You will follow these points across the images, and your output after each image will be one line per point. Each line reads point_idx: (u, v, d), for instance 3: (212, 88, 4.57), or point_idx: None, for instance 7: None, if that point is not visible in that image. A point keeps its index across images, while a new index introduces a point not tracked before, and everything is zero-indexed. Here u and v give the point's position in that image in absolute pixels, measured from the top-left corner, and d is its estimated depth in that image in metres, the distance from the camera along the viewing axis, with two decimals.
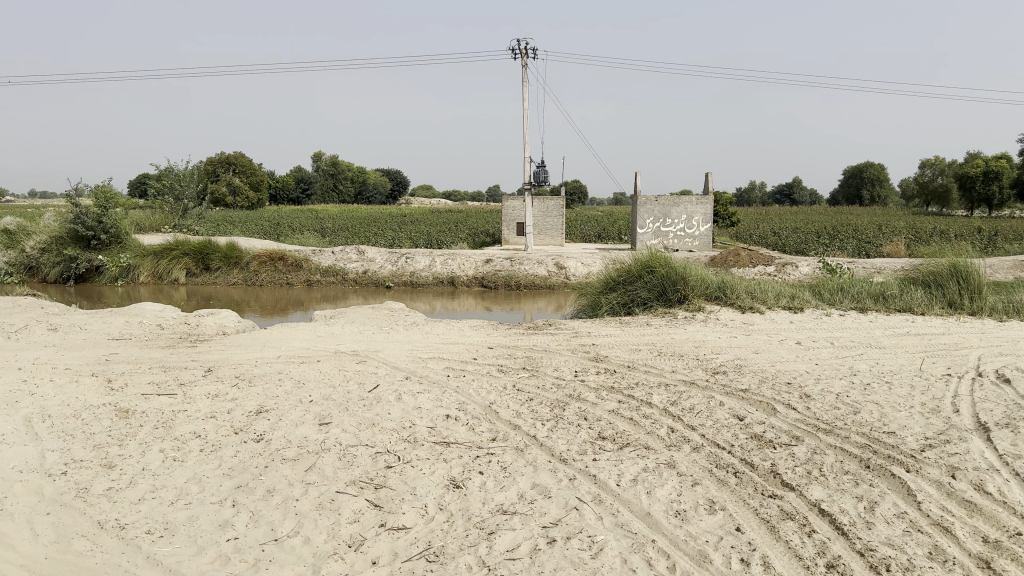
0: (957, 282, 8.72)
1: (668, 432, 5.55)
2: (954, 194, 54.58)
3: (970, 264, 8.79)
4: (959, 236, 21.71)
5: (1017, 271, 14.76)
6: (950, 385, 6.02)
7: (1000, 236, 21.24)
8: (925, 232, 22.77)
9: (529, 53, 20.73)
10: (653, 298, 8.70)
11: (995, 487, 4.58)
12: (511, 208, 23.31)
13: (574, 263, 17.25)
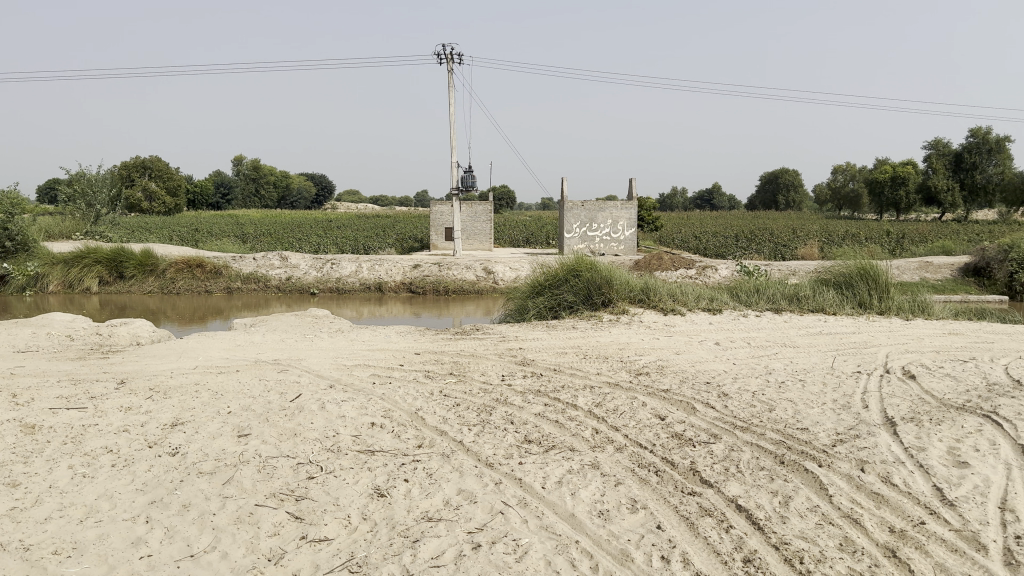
0: (865, 282, 9.10)
1: (592, 433, 5.60)
2: (865, 199, 57.12)
3: (878, 266, 9.18)
4: (867, 238, 22.75)
5: (922, 272, 15.48)
6: (860, 381, 6.26)
7: (907, 239, 22.28)
8: (837, 235, 23.73)
9: (455, 57, 20.80)
10: (579, 301, 8.79)
11: (901, 479, 4.77)
12: (439, 213, 23.22)
13: (503, 267, 17.33)
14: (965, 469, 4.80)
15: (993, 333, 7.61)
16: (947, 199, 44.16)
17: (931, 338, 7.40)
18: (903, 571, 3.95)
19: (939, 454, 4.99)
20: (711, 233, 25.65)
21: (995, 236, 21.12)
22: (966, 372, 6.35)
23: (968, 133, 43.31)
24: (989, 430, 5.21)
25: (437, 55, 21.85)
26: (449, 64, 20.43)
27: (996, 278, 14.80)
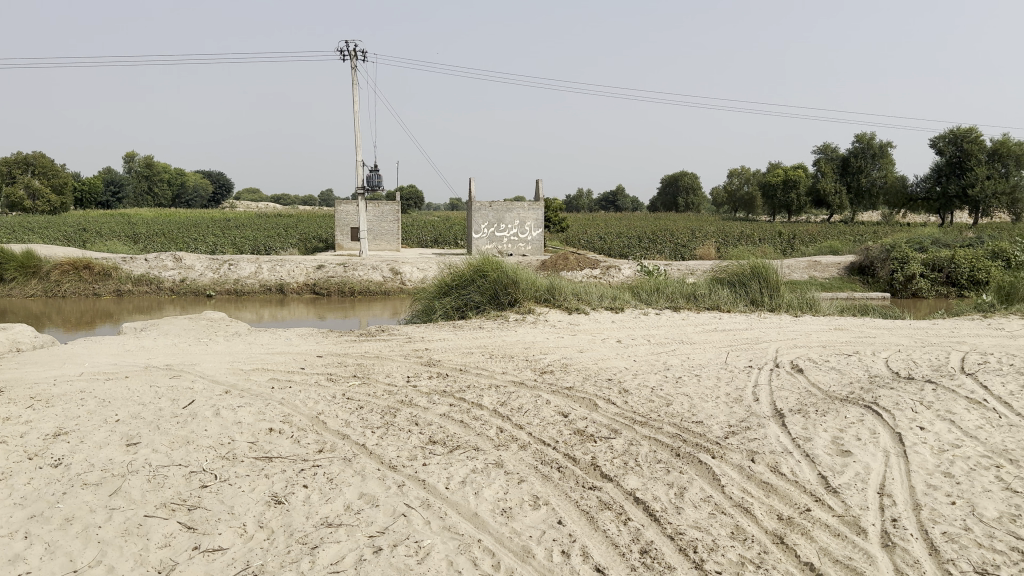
0: (757, 281, 9.48)
1: (496, 432, 5.62)
2: (759, 202, 59.74)
3: (769, 265, 9.59)
4: (762, 239, 23.74)
5: (811, 270, 16.28)
6: (752, 375, 6.52)
7: (797, 239, 23.40)
8: (733, 236, 24.69)
9: (359, 54, 20.55)
10: (486, 301, 8.83)
11: (788, 468, 4.99)
12: (344, 212, 22.87)
13: (410, 268, 17.23)
14: (847, 457, 5.05)
15: (874, 328, 8.06)
16: (835, 202, 46.58)
17: (817, 334, 7.78)
18: (790, 557, 4.13)
19: (823, 443, 5.24)
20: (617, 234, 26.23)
21: (876, 237, 22.44)
22: (849, 365, 6.71)
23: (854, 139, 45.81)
24: (869, 419, 5.51)
25: (339, 52, 21.53)
26: (354, 61, 20.14)
27: (878, 276, 15.70)
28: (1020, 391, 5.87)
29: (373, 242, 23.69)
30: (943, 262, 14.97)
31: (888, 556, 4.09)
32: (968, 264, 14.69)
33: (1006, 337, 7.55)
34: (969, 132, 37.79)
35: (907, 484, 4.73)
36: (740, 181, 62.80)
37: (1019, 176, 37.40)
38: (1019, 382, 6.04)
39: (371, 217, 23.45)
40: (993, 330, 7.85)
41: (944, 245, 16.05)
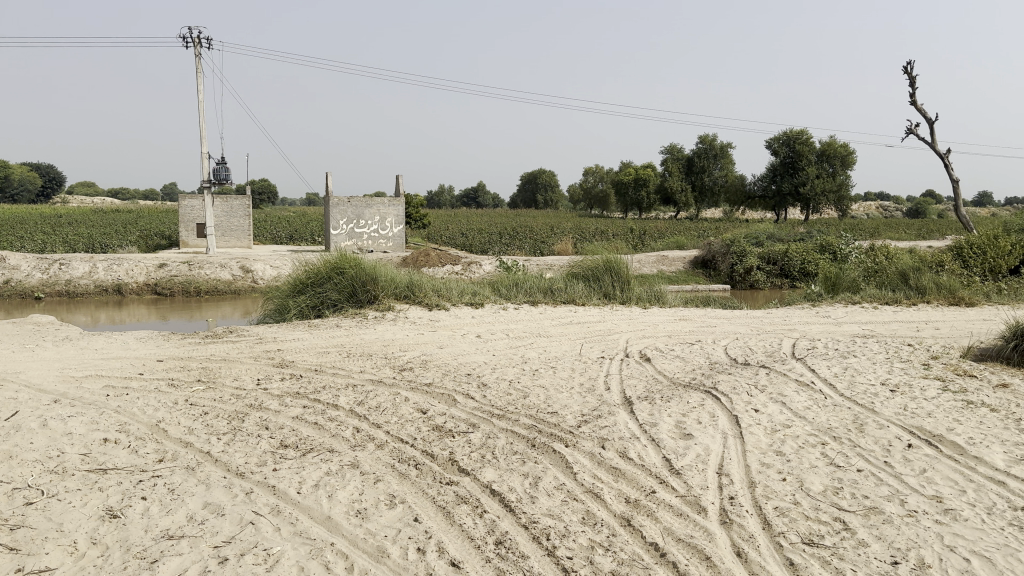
0: (609, 275, 9.85)
1: (352, 432, 5.52)
2: (611, 201, 62.33)
3: (620, 259, 9.99)
4: (614, 235, 24.65)
5: (659, 265, 17.11)
6: (605, 365, 6.76)
7: (647, 235, 24.53)
8: (588, 231, 25.54)
9: (204, 41, 19.56)
10: (343, 299, 8.67)
11: (636, 452, 5.21)
12: (188, 207, 21.77)
13: (263, 266, 16.68)
14: (690, 440, 5.34)
15: (716, 318, 8.57)
16: (682, 199, 48.89)
17: (665, 324, 8.18)
18: (637, 538, 4.31)
19: (668, 428, 5.51)
20: (475, 231, 26.26)
21: (714, 233, 23.71)
22: (693, 353, 7.10)
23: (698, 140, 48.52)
24: (710, 404, 5.85)
25: (183, 38, 20.41)
26: (197, 49, 19.19)
27: (718, 269, 16.73)
28: (841, 373, 6.42)
29: (222, 239, 22.72)
30: (776, 256, 16.00)
31: (725, 532, 4.36)
32: (800, 257, 15.83)
33: (831, 324, 8.23)
34: (800, 134, 40.76)
35: (743, 464, 5.05)
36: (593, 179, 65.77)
37: (842, 176, 41.00)
38: (841, 365, 6.60)
39: (218, 213, 22.47)
40: (819, 318, 8.54)
41: (778, 239, 17.27)
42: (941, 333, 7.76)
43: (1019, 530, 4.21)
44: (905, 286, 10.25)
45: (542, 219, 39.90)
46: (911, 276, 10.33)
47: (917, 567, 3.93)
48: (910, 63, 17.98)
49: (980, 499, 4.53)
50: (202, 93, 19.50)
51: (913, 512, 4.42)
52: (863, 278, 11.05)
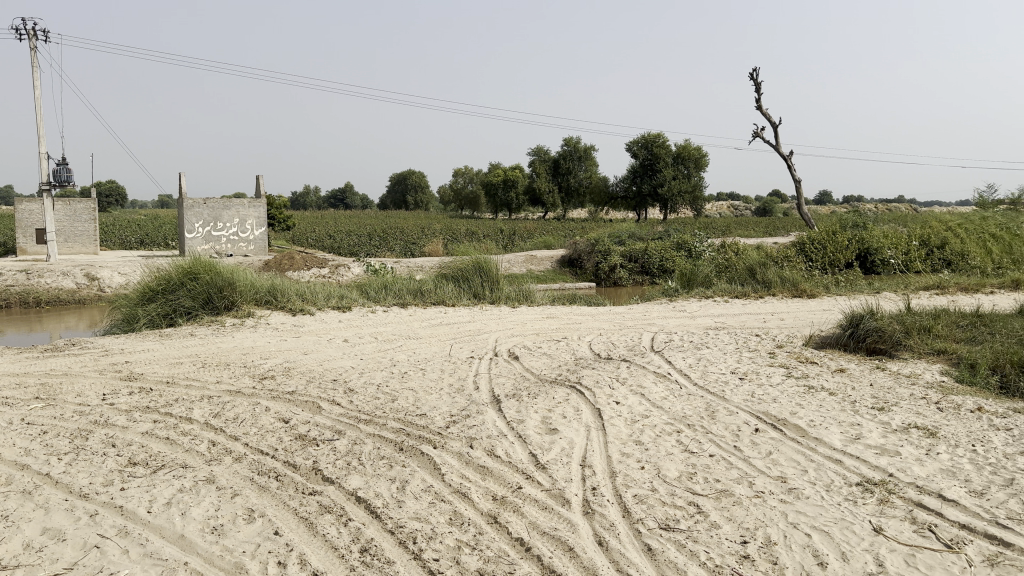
0: (479, 275, 9.96)
1: (208, 446, 5.29)
2: (480, 203, 63.41)
3: (489, 259, 10.11)
4: (484, 236, 24.88)
5: (528, 264, 17.50)
6: (474, 365, 6.81)
7: (516, 235, 24.95)
8: (459, 232, 25.70)
9: (41, 34, 18.18)
10: (198, 306, 8.33)
11: (503, 450, 5.26)
12: (25, 212, 20.29)
13: (109, 273, 15.75)
14: (555, 434, 5.45)
15: (581, 314, 8.81)
16: (550, 201, 50.14)
17: (532, 322, 8.34)
18: (502, 535, 4.35)
19: (534, 424, 5.60)
20: (342, 233, 25.86)
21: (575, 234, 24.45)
22: (559, 349, 7.27)
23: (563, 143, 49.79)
24: (575, 398, 6.00)
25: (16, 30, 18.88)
26: (33, 41, 17.80)
27: (585, 268, 17.27)
28: (697, 364, 6.75)
29: (64, 246, 21.26)
30: (638, 253, 16.53)
31: (588, 522, 4.47)
32: (659, 254, 16.37)
33: (688, 318, 8.65)
34: (656, 138, 42.54)
35: (605, 455, 5.20)
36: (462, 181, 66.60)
37: (696, 177, 43.24)
38: (696, 357, 6.95)
39: (60, 218, 21.03)
40: (675, 312, 8.96)
41: (639, 238, 17.85)
42: (785, 323, 8.32)
43: (853, 503, 4.56)
44: (753, 280, 10.92)
45: (412, 220, 39.71)
46: (758, 271, 11.01)
47: (764, 544, 4.18)
48: (754, 71, 19.18)
49: (819, 476, 4.87)
50: (39, 89, 18.14)
51: (760, 493, 4.70)
52: (716, 272, 11.62)
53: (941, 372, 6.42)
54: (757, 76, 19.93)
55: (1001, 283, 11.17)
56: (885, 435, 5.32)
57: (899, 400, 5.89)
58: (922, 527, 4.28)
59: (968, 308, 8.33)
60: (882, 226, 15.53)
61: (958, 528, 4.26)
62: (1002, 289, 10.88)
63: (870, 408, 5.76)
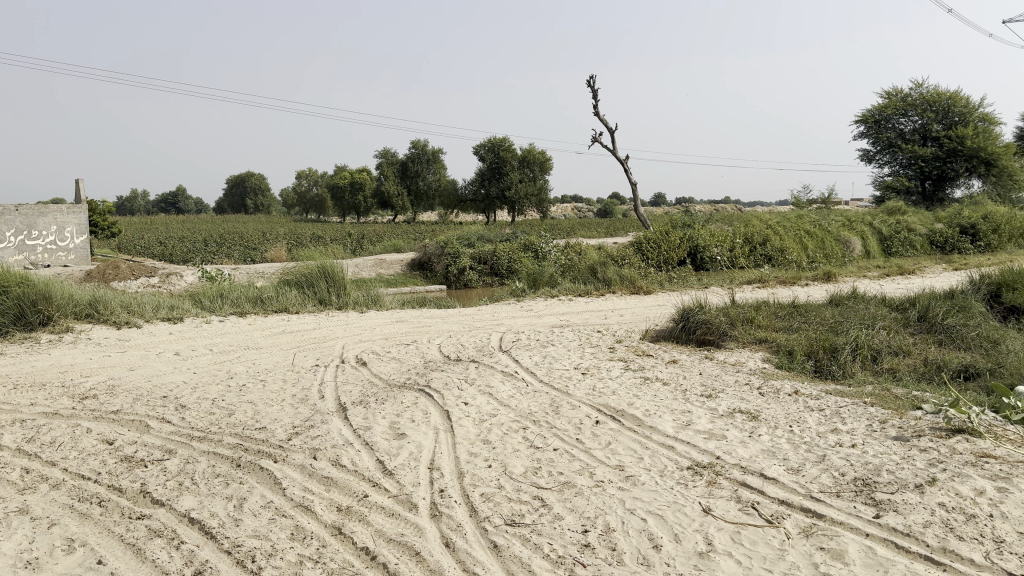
0: (325, 281, 9.80)
1: (21, 475, 4.87)
2: (328, 206, 63.11)
3: (336, 264, 9.97)
4: (332, 239, 24.41)
5: (376, 268, 17.42)
6: (318, 374, 6.69)
7: (366, 238, 24.64)
8: (304, 236, 25.05)
9: None
10: (9, 323, 7.65)
11: (348, 458, 5.15)
12: None
13: None
14: (402, 439, 5.41)
15: (429, 317, 8.86)
16: (400, 203, 49.81)
17: (381, 327, 8.30)
18: (347, 546, 4.25)
19: (381, 430, 5.55)
20: (174, 239, 24.53)
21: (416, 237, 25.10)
22: (407, 353, 7.26)
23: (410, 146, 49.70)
24: (422, 402, 6.01)
25: None
26: None
27: (434, 270, 17.33)
28: (542, 361, 6.93)
29: None
30: (487, 255, 16.75)
31: (434, 526, 4.46)
32: (507, 256, 16.61)
33: (534, 317, 8.87)
34: (502, 143, 43.32)
35: (453, 456, 5.22)
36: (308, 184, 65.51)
37: (542, 180, 44.44)
38: (542, 354, 7.13)
39: None
40: (522, 311, 9.18)
41: (488, 239, 18.08)
42: (624, 319, 8.73)
43: (685, 487, 4.84)
44: (595, 278, 11.39)
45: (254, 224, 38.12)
46: (599, 270, 11.48)
47: (604, 532, 4.34)
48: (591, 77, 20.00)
49: (655, 463, 5.13)
50: None
51: (601, 482, 4.88)
52: (560, 272, 11.96)
53: (763, 359, 6.96)
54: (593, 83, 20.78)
55: (813, 275, 12.23)
56: (714, 420, 5.68)
57: (726, 387, 6.31)
58: (746, 505, 4.60)
59: (785, 300, 9.08)
60: (710, 224, 16.57)
61: (778, 504, 4.61)
62: (814, 281, 11.91)
63: (700, 396, 6.13)
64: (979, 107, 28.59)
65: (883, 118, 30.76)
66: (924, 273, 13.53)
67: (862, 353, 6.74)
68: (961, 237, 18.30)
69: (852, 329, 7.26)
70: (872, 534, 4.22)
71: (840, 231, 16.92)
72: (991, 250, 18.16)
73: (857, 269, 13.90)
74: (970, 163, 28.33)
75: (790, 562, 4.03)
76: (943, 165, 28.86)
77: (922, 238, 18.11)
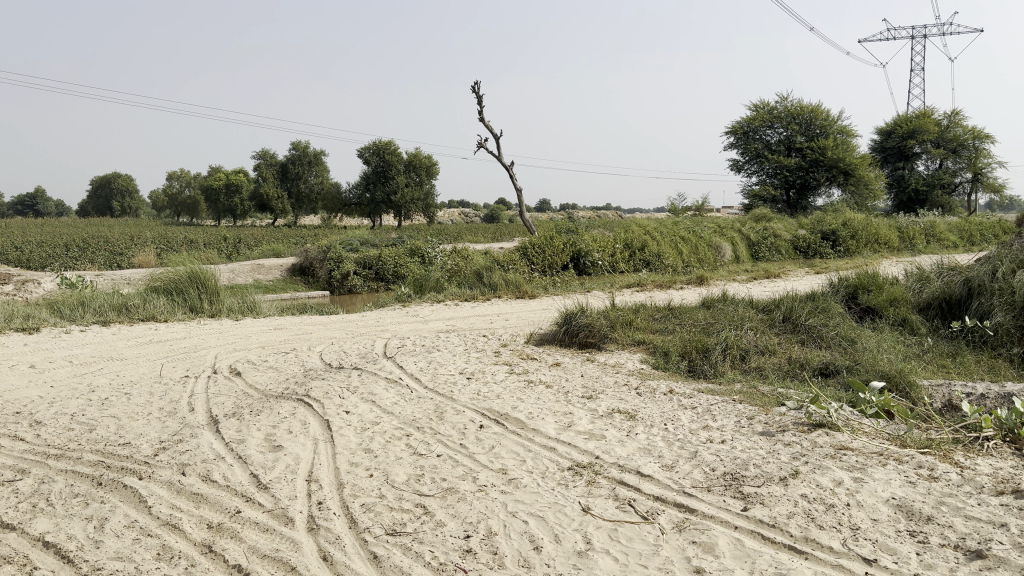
0: (196, 287, 9.48)
1: None
2: (202, 205, 61.71)
3: (207, 270, 9.66)
4: (207, 244, 23.50)
5: (253, 274, 16.86)
6: (188, 385, 6.43)
7: (243, 243, 23.83)
8: (176, 241, 23.95)
9: None
10: None
11: (219, 473, 4.95)
12: None
13: None
14: (278, 451, 5.25)
15: (309, 324, 8.70)
16: (278, 207, 48.34)
17: (257, 336, 8.08)
18: (218, 564, 4.04)
19: (256, 443, 5.36)
20: (30, 244, 22.93)
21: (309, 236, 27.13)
22: (284, 362, 7.09)
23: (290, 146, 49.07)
24: (300, 412, 5.86)
25: None
26: None
27: (317, 276, 17.04)
28: (426, 367, 6.91)
29: None
30: (371, 260, 16.51)
31: (312, 538, 4.30)
32: (392, 260, 16.39)
33: (419, 322, 8.84)
34: (388, 144, 43.16)
35: (333, 466, 5.09)
36: (181, 186, 63.14)
37: (428, 185, 44.50)
38: (427, 360, 7.11)
39: None
40: (408, 317, 9.13)
41: (372, 244, 17.82)
42: (509, 323, 8.82)
43: (565, 487, 4.91)
44: (480, 284, 11.46)
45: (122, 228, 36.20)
46: (485, 275, 11.57)
47: (486, 536, 4.31)
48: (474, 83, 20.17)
49: (536, 465, 5.19)
50: None
51: (483, 487, 4.87)
52: (447, 277, 11.92)
53: (642, 360, 7.18)
54: (478, 89, 21.03)
55: (687, 279, 12.71)
56: (593, 421, 5.80)
57: (606, 388, 6.46)
58: (623, 503, 4.71)
59: (662, 303, 9.42)
60: (593, 229, 16.95)
61: (653, 500, 4.74)
62: (688, 285, 12.38)
63: (580, 398, 6.26)
64: (837, 120, 30.64)
65: (750, 129, 32.57)
66: (787, 277, 14.36)
67: (732, 352, 7.07)
68: (822, 243, 19.52)
69: (724, 329, 7.61)
70: (741, 527, 4.40)
71: (712, 237, 17.71)
72: (849, 255, 19.46)
73: (727, 273, 14.57)
74: (830, 173, 30.29)
75: (665, 556, 4.14)
76: (805, 175, 30.65)
77: (787, 244, 19.16)
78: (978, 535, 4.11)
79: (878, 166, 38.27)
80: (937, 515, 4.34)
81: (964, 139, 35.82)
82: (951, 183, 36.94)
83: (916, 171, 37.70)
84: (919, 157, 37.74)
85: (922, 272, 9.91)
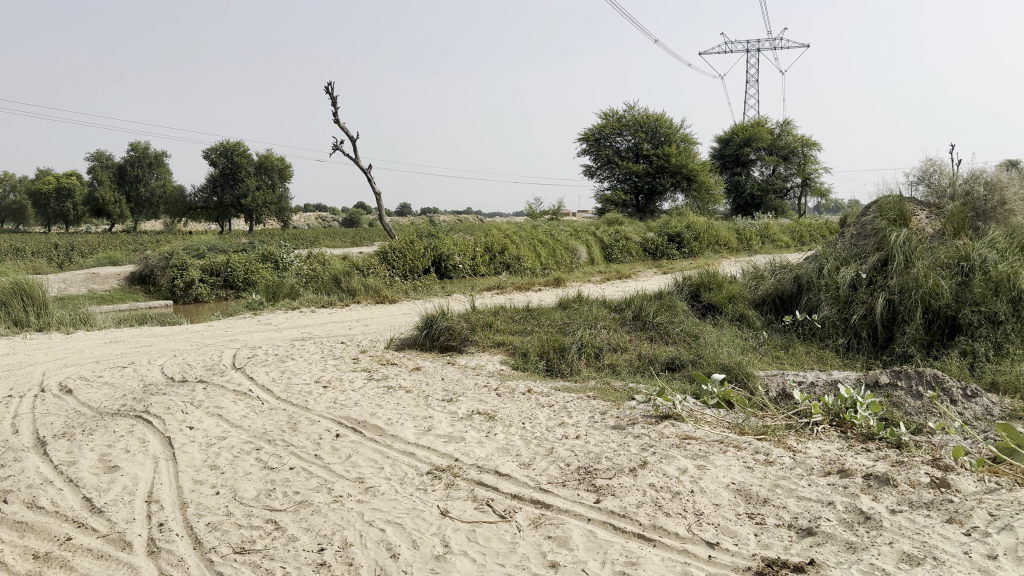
0: (20, 299, 8.81)
1: None
2: (30, 210, 57.66)
3: (33, 280, 8.99)
4: (35, 252, 21.86)
5: (87, 283, 15.84)
6: (12, 407, 5.97)
7: (72, 250, 22.32)
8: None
9: None
10: None
11: (47, 499, 4.61)
12: None
13: None
14: (115, 472, 4.96)
15: (149, 336, 8.27)
16: (117, 211, 45.78)
17: (90, 350, 7.60)
18: None
19: (89, 464, 5.04)
20: None
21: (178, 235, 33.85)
22: (121, 377, 6.71)
23: (129, 147, 46.40)
24: (139, 429, 5.56)
25: None
26: None
27: (158, 284, 16.22)
28: (279, 377, 6.72)
29: None
30: (219, 267, 15.87)
31: (152, 562, 4.07)
32: (242, 267, 15.87)
33: (272, 330, 8.60)
34: (235, 146, 41.59)
35: (176, 485, 4.85)
36: (6, 189, 58.37)
37: (282, 188, 43.59)
38: (281, 369, 6.93)
39: None
40: (260, 325, 8.87)
41: (219, 250, 17.13)
42: (368, 328, 8.73)
43: (424, 491, 4.91)
44: (339, 289, 11.30)
45: None
46: (343, 280, 11.40)
47: (341, 548, 4.22)
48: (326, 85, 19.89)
49: (394, 472, 5.16)
50: None
51: (339, 497, 4.79)
52: (303, 282, 11.65)
53: (501, 361, 7.32)
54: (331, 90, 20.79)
55: (544, 281, 13.01)
56: (452, 424, 5.85)
57: (465, 390, 6.53)
58: (481, 504, 4.77)
59: (520, 305, 9.62)
60: (453, 233, 17.07)
61: (510, 498, 4.84)
62: (545, 287, 12.68)
63: (440, 401, 6.30)
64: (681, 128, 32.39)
65: (601, 137, 33.60)
66: (637, 277, 15.05)
67: (587, 351, 7.33)
68: (668, 245, 20.54)
69: (579, 329, 7.87)
70: (594, 519, 4.56)
71: (568, 240, 18.25)
72: (693, 255, 20.56)
73: (582, 274, 15.06)
74: (675, 179, 32.00)
75: (521, 553, 4.22)
76: (653, 180, 32.12)
77: (637, 246, 19.95)
78: (808, 514, 4.46)
79: (719, 171, 40.63)
80: (772, 497, 4.68)
81: (795, 146, 38.78)
82: (783, 188, 39.65)
83: (753, 176, 40.23)
84: (754, 164, 40.12)
85: (757, 270, 10.65)
